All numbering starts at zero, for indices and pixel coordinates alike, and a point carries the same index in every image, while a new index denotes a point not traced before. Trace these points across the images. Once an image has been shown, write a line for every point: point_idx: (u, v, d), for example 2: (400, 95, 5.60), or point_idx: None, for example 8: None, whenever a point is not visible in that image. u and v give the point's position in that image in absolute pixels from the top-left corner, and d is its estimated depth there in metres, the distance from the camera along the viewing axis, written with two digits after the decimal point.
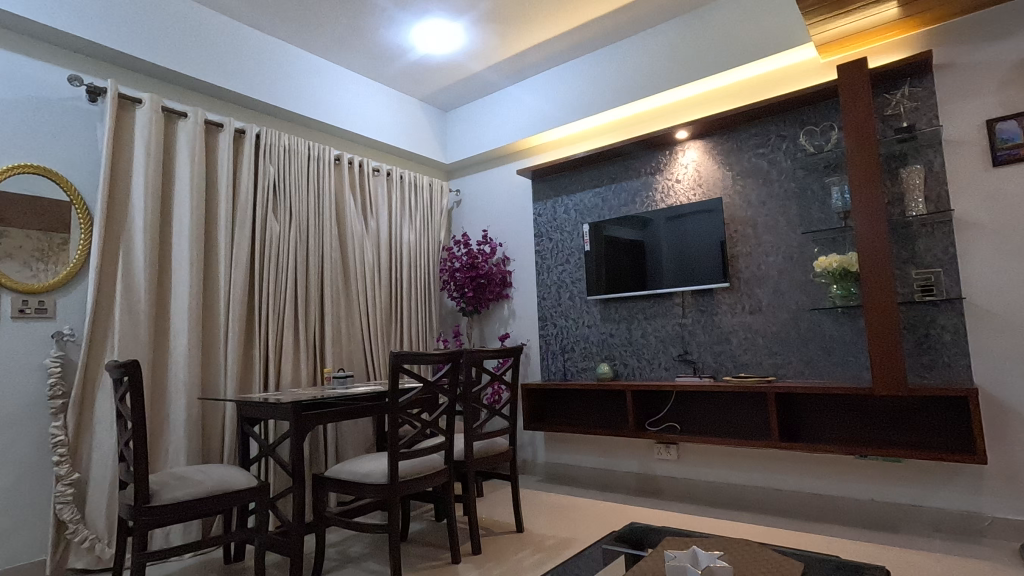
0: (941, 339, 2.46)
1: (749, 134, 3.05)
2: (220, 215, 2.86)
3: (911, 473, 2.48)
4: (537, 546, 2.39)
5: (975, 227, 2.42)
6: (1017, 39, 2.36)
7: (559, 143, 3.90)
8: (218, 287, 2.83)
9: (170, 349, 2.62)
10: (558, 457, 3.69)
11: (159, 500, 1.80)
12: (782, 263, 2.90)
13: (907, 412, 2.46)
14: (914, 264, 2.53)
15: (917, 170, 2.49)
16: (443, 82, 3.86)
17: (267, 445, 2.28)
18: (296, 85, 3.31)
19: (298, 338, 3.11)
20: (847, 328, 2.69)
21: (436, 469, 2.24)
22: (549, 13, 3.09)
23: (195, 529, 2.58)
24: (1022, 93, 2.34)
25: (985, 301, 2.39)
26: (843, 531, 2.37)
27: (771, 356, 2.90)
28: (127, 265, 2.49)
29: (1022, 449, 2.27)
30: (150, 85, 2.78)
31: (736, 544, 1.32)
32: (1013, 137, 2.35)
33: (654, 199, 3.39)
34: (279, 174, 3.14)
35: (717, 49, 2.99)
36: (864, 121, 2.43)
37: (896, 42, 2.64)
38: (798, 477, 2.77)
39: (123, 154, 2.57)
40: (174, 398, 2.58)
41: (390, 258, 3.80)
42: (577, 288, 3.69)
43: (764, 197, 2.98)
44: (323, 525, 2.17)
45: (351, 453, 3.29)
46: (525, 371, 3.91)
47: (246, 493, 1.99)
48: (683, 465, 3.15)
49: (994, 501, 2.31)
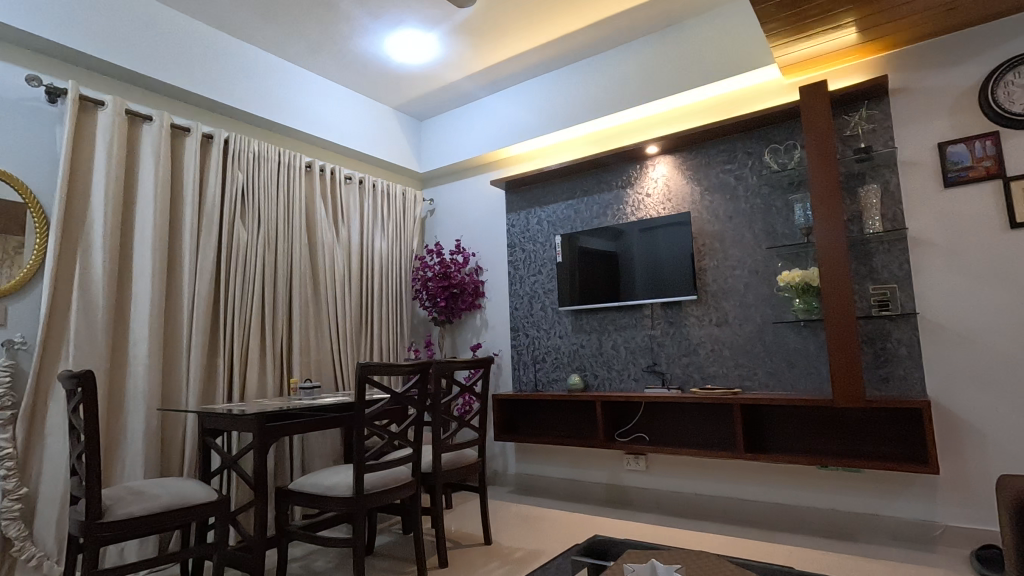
0: (897, 352, 2.55)
1: (717, 150, 3.13)
2: (185, 220, 2.80)
3: (869, 482, 2.55)
4: (505, 558, 2.37)
5: (928, 245, 2.52)
6: (965, 68, 2.49)
7: (532, 155, 3.93)
8: (182, 294, 2.76)
9: (128, 359, 2.54)
10: (528, 468, 3.68)
11: (112, 515, 1.73)
12: (748, 276, 2.97)
13: (866, 424, 2.53)
14: (872, 280, 2.62)
15: (874, 190, 2.59)
16: (418, 91, 3.86)
17: (229, 458, 2.21)
18: (268, 91, 3.28)
19: (264, 347, 3.05)
20: (810, 340, 2.77)
21: (403, 481, 2.21)
22: (523, 26, 3.13)
23: (152, 545, 2.50)
24: (971, 118, 2.46)
25: (937, 316, 2.48)
26: (805, 541, 2.43)
27: (737, 367, 2.96)
28: (84, 271, 2.41)
29: (972, 459, 2.36)
30: (111, 86, 2.71)
31: (696, 555, 1.33)
32: (962, 159, 2.46)
33: (625, 212, 3.44)
34: (248, 180, 3.09)
35: (687, 68, 3.07)
36: (825, 142, 2.52)
37: (856, 65, 2.74)
38: (762, 487, 2.82)
39: (85, 158, 2.50)
40: (133, 408, 2.50)
41: (361, 267, 3.76)
42: (549, 299, 3.71)
43: (730, 213, 3.05)
44: (286, 539, 2.12)
45: (317, 464, 3.23)
46: (496, 382, 3.90)
47: (205, 507, 1.93)
48: (652, 476, 3.17)
49: (948, 510, 2.39)
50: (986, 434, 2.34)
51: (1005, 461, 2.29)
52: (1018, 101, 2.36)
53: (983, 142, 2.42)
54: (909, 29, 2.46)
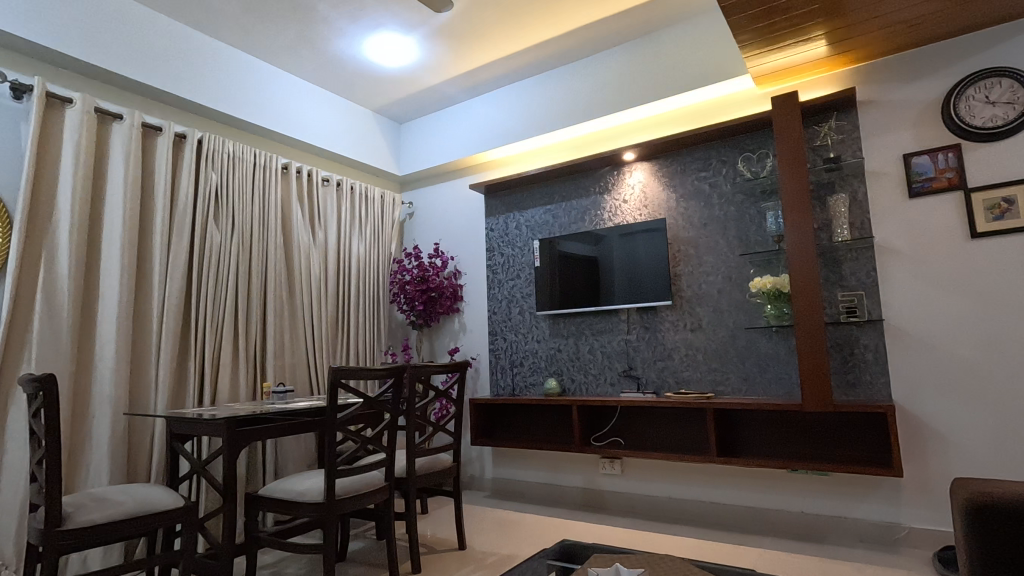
0: (864, 357, 2.61)
1: (692, 158, 3.17)
2: (156, 220, 2.75)
3: (837, 486, 2.60)
4: (478, 564, 2.36)
5: (893, 253, 2.59)
6: (928, 82, 2.56)
7: (510, 160, 3.94)
8: (151, 295, 2.71)
9: (95, 362, 2.48)
10: (505, 472, 3.68)
11: (72, 522, 1.68)
12: (722, 282, 3.01)
13: (833, 428, 2.58)
14: (840, 287, 2.68)
15: (842, 199, 2.65)
16: (397, 94, 3.85)
17: (199, 463, 2.17)
18: (243, 91, 3.24)
19: (237, 350, 3.02)
20: (781, 345, 2.82)
21: (376, 486, 2.19)
22: (501, 31, 3.14)
23: (117, 553, 2.46)
24: (934, 131, 2.53)
25: (902, 322, 2.55)
26: (775, 543, 2.46)
27: (710, 372, 3.00)
28: (49, 271, 2.36)
29: (935, 461, 2.42)
30: (81, 84, 2.66)
31: (660, 556, 1.32)
32: (926, 171, 2.53)
33: (603, 218, 3.47)
34: (222, 181, 3.05)
35: (664, 76, 3.11)
36: (795, 151, 2.57)
37: (826, 77, 2.81)
38: (735, 491, 2.85)
39: (51, 157, 2.44)
40: (98, 412, 2.44)
41: (337, 269, 3.73)
42: (527, 303, 3.72)
43: (705, 219, 3.10)
44: (255, 546, 2.08)
45: (291, 468, 3.20)
46: (474, 386, 3.88)
47: (171, 514, 1.89)
48: (627, 480, 3.19)
49: (912, 512, 2.44)
50: (948, 438, 2.41)
51: (967, 464, 2.35)
52: (978, 115, 2.44)
53: (946, 154, 2.50)
54: (877, 44, 2.53)
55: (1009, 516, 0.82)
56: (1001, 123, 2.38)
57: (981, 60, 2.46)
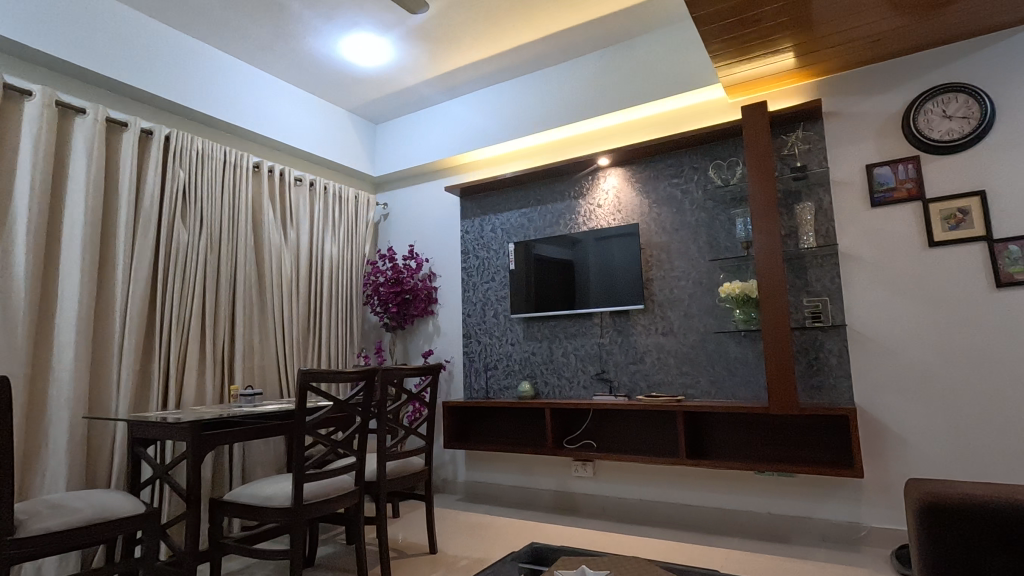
0: (828, 361, 2.68)
1: (665, 164, 3.22)
2: (120, 217, 2.67)
3: (802, 487, 2.66)
4: (449, 567, 2.35)
5: (857, 260, 2.67)
6: (889, 95, 2.66)
7: (486, 163, 3.94)
8: (114, 295, 2.63)
9: (52, 363, 2.40)
10: (478, 475, 3.67)
11: (23, 531, 1.61)
12: (692, 287, 3.07)
13: (798, 430, 2.64)
14: (806, 292, 2.75)
15: (809, 207, 2.72)
16: (373, 94, 3.82)
17: (161, 468, 2.10)
18: (214, 87, 3.17)
19: (204, 352, 2.95)
20: (749, 349, 2.88)
21: (346, 490, 2.16)
22: (478, 34, 3.15)
23: (73, 562, 2.37)
24: (895, 143, 2.62)
25: (864, 327, 2.63)
26: (742, 544, 2.51)
27: (681, 375, 3.05)
28: (4, 269, 2.27)
29: (894, 462, 2.50)
30: (43, 76, 2.57)
31: (625, 559, 1.33)
32: (888, 181, 2.62)
33: (577, 222, 3.50)
34: (190, 179, 2.98)
35: (638, 83, 3.16)
36: (764, 159, 2.63)
37: (793, 89, 2.88)
38: (704, 493, 2.89)
39: (8, 150, 2.35)
40: (55, 416, 2.36)
41: (309, 270, 3.68)
42: (501, 306, 3.73)
43: (676, 224, 3.15)
44: (219, 552, 2.03)
45: (259, 472, 3.13)
46: (447, 389, 3.87)
47: (131, 521, 1.84)
48: (599, 482, 3.21)
49: (872, 511, 2.52)
50: (906, 440, 2.49)
51: (923, 465, 2.43)
52: (935, 128, 2.53)
53: (905, 165, 2.58)
54: (841, 57, 2.61)
55: (956, 514, 0.85)
56: (957, 137, 2.48)
57: (938, 76, 2.56)
